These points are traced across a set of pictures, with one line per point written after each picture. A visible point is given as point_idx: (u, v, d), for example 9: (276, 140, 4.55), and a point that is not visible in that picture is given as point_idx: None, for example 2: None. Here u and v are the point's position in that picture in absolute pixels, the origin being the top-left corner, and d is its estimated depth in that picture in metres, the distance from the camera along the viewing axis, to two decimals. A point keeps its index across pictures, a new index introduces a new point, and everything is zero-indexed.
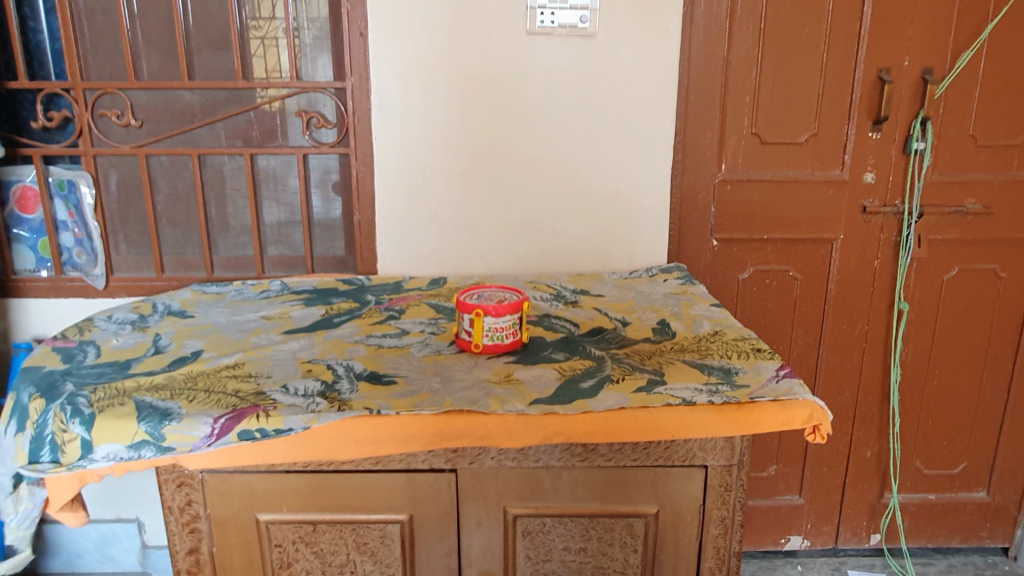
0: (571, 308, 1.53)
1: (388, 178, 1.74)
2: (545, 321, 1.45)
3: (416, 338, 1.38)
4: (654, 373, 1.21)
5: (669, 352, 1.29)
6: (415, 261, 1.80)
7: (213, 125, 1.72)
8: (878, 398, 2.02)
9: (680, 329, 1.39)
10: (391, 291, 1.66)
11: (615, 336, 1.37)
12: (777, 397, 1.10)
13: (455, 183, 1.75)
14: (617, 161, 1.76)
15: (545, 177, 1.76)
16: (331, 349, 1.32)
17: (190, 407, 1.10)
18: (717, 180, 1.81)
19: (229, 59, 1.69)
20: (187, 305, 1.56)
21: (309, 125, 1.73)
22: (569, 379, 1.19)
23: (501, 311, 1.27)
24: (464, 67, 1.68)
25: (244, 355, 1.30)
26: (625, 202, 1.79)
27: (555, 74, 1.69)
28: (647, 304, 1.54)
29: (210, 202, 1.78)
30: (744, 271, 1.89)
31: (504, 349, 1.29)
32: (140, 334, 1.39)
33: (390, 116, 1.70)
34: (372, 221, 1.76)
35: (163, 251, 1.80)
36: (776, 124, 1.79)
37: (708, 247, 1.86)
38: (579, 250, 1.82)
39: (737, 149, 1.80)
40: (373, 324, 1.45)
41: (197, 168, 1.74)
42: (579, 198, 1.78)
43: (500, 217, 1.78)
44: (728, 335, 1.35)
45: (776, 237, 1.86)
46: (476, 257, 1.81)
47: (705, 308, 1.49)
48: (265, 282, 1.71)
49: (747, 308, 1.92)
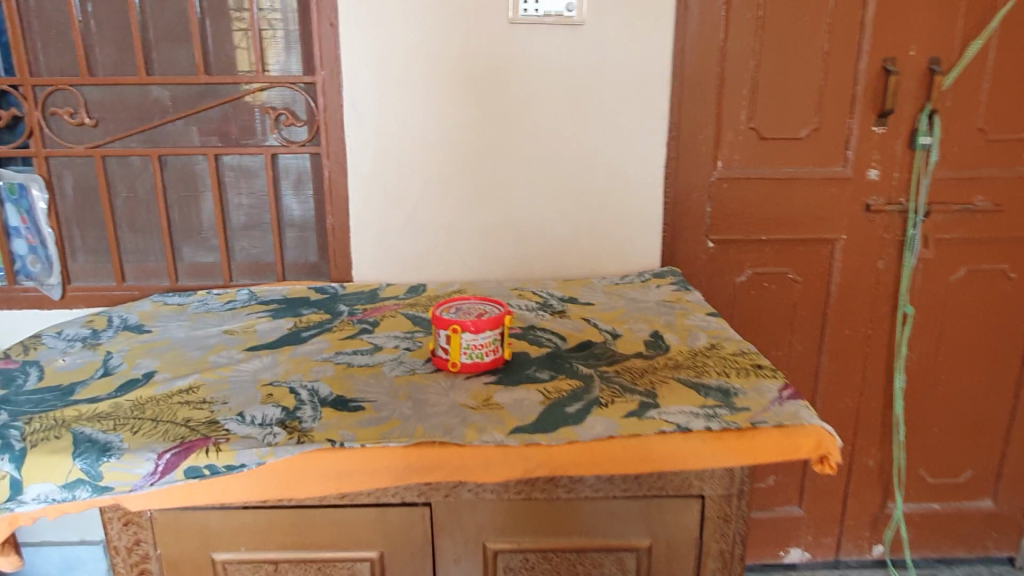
0: (558, 319, 1.42)
1: (363, 179, 1.63)
2: (530, 334, 1.34)
3: (389, 355, 1.27)
4: (646, 394, 1.10)
5: (663, 370, 1.19)
6: (392, 266, 1.69)
7: (184, 122, 1.61)
8: (882, 405, 1.92)
9: (674, 343, 1.29)
10: (366, 301, 1.55)
11: (605, 352, 1.26)
12: (780, 423, 0.99)
13: (434, 183, 1.64)
14: (607, 160, 1.66)
15: (530, 178, 1.66)
16: (296, 369, 1.22)
17: (134, 440, 1.00)
18: (712, 178, 1.71)
19: (189, 53, 1.57)
20: (146, 318, 1.46)
21: (278, 123, 1.61)
22: (554, 402, 1.08)
23: (480, 327, 1.17)
24: (442, 60, 1.56)
25: (200, 378, 1.19)
26: (615, 203, 1.69)
27: (540, 67, 1.59)
28: (638, 314, 1.44)
29: (172, 206, 1.68)
30: (741, 274, 1.79)
31: (483, 368, 1.19)
32: (90, 354, 1.29)
33: (364, 113, 1.59)
34: (345, 225, 1.66)
35: (123, 258, 1.69)
36: (774, 119, 1.69)
37: (703, 249, 1.76)
38: (566, 254, 1.71)
39: (733, 145, 1.70)
40: (344, 339, 1.35)
41: (158, 170, 1.63)
42: (566, 199, 1.68)
43: (481, 220, 1.67)
44: (725, 349, 1.24)
45: (774, 239, 1.76)
46: (457, 263, 1.70)
47: (700, 318, 1.39)
48: (231, 292, 1.60)
49: (745, 312, 1.82)
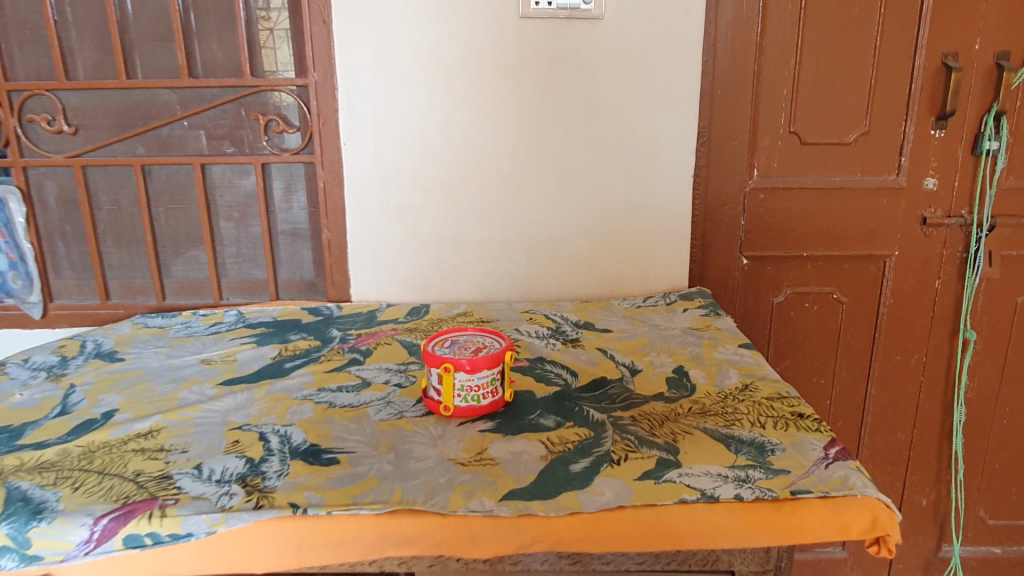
0: (570, 350, 1.27)
1: (360, 190, 1.49)
2: (537, 369, 1.19)
3: (377, 393, 1.13)
4: (666, 449, 0.95)
5: (687, 417, 1.03)
6: (394, 285, 1.56)
7: (193, 123, 1.48)
8: (937, 440, 1.73)
9: (701, 382, 1.13)
10: (361, 325, 1.42)
11: (621, 392, 1.11)
12: (826, 493, 0.83)
13: (438, 195, 1.50)
14: (629, 168, 1.49)
15: (543, 189, 1.50)
16: (271, 410, 1.08)
17: (71, 499, 0.87)
18: (748, 188, 1.54)
19: (172, 54, 1.45)
20: (121, 343, 1.34)
21: (269, 129, 1.48)
22: (557, 459, 0.93)
23: (476, 366, 1.02)
24: (446, 61, 1.42)
25: (163, 419, 1.06)
26: (639, 216, 1.52)
27: (552, 67, 1.43)
28: (661, 344, 1.27)
29: (158, 219, 1.54)
30: (779, 294, 1.62)
31: (479, 412, 1.04)
32: (51, 387, 1.17)
33: (361, 119, 1.45)
34: (342, 240, 1.52)
35: (108, 275, 1.57)
36: (817, 122, 1.51)
37: (737, 266, 1.59)
38: (584, 272, 1.55)
39: (771, 151, 1.52)
40: (330, 372, 1.21)
41: (141, 180, 1.50)
42: (583, 212, 1.52)
43: (490, 235, 1.53)
44: (760, 393, 1.08)
45: (817, 255, 1.58)
46: (464, 281, 1.56)
47: (730, 350, 1.22)
48: (218, 313, 1.48)
49: (783, 336, 1.65)
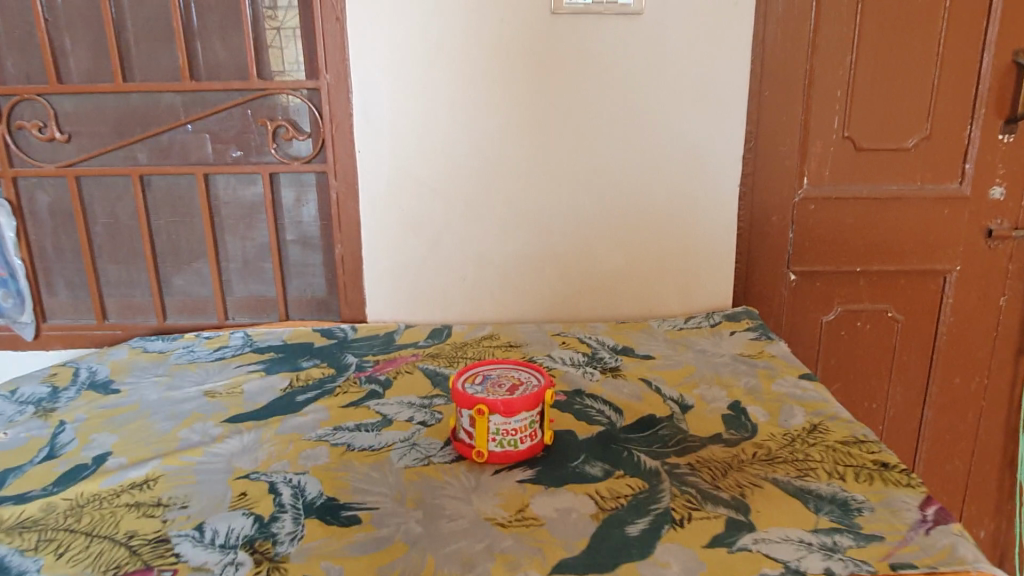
0: (611, 381, 1.15)
1: (376, 201, 1.37)
2: (576, 404, 1.07)
3: (400, 433, 1.01)
4: (734, 506, 0.83)
5: (753, 465, 0.90)
6: (414, 304, 1.44)
7: (197, 129, 1.36)
8: (998, 469, 1.61)
9: (762, 422, 1.00)
10: (378, 349, 1.30)
11: (673, 433, 0.99)
12: (933, 567, 0.71)
13: (462, 207, 1.38)
14: (670, 176, 1.37)
15: (575, 200, 1.38)
16: (282, 454, 0.96)
17: (54, 568, 0.75)
18: (797, 198, 1.41)
19: (173, 55, 1.33)
20: (118, 371, 1.23)
21: (277, 136, 1.36)
22: (611, 518, 0.81)
23: (513, 408, 0.90)
24: (470, 61, 1.30)
25: (161, 465, 0.94)
26: (679, 229, 1.40)
27: (586, 67, 1.31)
28: (710, 374, 1.15)
29: (157, 233, 1.42)
30: (829, 312, 1.49)
31: (516, 459, 0.93)
32: (38, 425, 1.06)
33: (378, 125, 1.33)
34: (356, 255, 1.41)
35: (104, 293, 1.46)
36: (874, 126, 1.38)
37: (784, 282, 1.46)
38: (618, 290, 1.43)
39: (823, 157, 1.40)
40: (346, 407, 1.09)
41: (139, 191, 1.39)
42: (618, 225, 1.39)
43: (517, 250, 1.41)
44: (832, 435, 0.96)
45: (872, 270, 1.46)
46: (488, 299, 1.44)
47: (790, 382, 1.10)
48: (223, 336, 1.36)
49: (832, 358, 1.52)
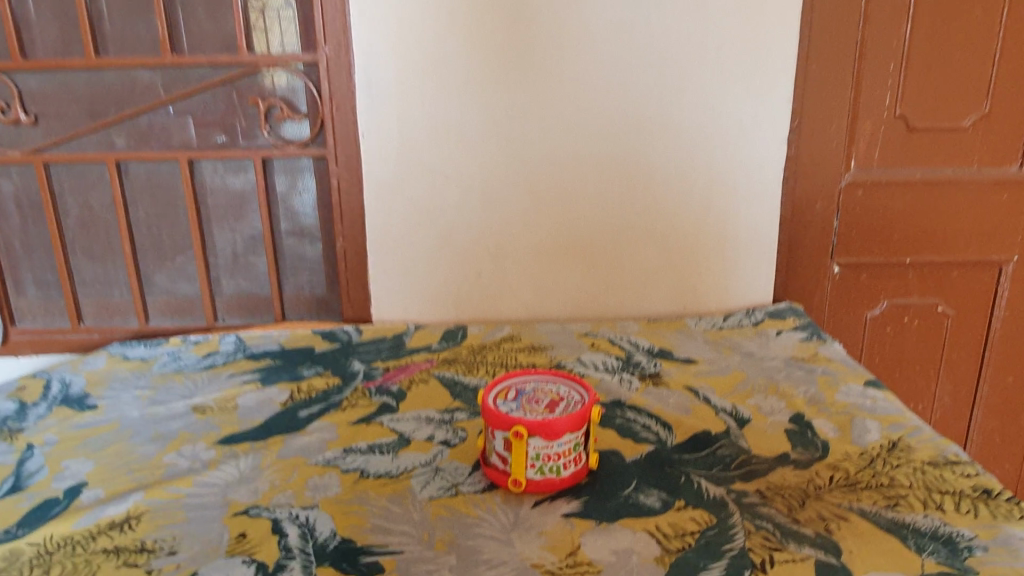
0: (652, 391, 1.02)
1: (382, 190, 1.24)
2: (617, 419, 0.95)
3: (421, 456, 0.88)
4: (822, 545, 0.71)
5: (834, 493, 0.79)
6: (424, 303, 1.31)
7: (178, 108, 1.22)
8: None
9: (832, 438, 0.88)
10: (387, 354, 1.17)
11: (734, 453, 0.87)
12: None
13: (477, 195, 1.25)
14: (706, 161, 1.24)
15: (602, 187, 1.25)
16: (286, 484, 0.83)
17: None
18: (844, 183, 1.29)
19: (152, 26, 1.19)
20: (94, 383, 1.09)
21: (270, 117, 1.22)
22: (680, 563, 0.69)
23: (556, 430, 0.78)
24: (487, 32, 1.16)
25: (144, 500, 0.81)
26: (716, 219, 1.27)
27: (616, 39, 1.17)
28: (763, 381, 1.03)
29: (137, 227, 1.28)
30: (875, 307, 1.37)
31: (558, 488, 0.80)
32: (3, 449, 0.92)
33: (384, 104, 1.19)
34: (360, 250, 1.27)
35: (79, 294, 1.31)
36: (929, 104, 1.26)
37: (828, 275, 1.34)
38: (647, 285, 1.31)
39: (872, 139, 1.27)
40: (357, 424, 0.96)
41: (116, 179, 1.24)
42: (649, 215, 1.27)
43: (538, 243, 1.28)
44: (916, 454, 0.84)
45: (922, 261, 1.34)
46: (506, 296, 1.31)
47: (856, 390, 0.98)
48: (213, 340, 1.22)
49: (877, 356, 1.41)
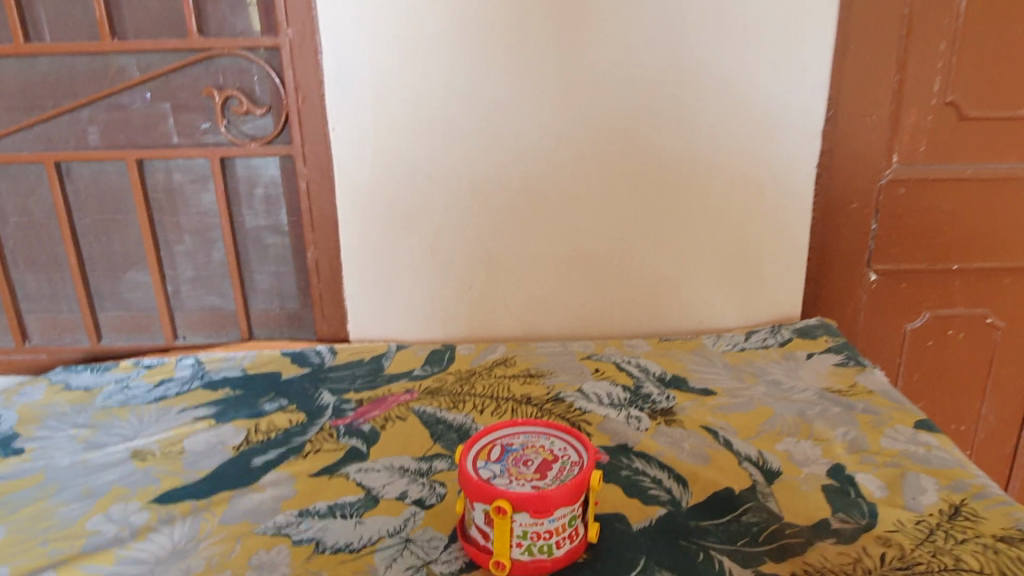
0: (665, 432, 0.88)
1: (359, 194, 1.09)
2: (623, 471, 0.81)
3: (389, 521, 0.75)
4: None
5: None
6: (407, 319, 1.17)
7: (156, 94, 1.06)
8: None
9: (880, 500, 0.74)
10: (363, 382, 1.03)
11: (762, 520, 0.72)
12: None
13: (466, 198, 1.10)
14: (729, 157, 1.08)
15: (609, 189, 1.10)
16: (225, 561, 0.70)
17: None
18: (884, 181, 1.13)
19: (89, 7, 1.03)
20: (27, 420, 0.95)
21: (227, 110, 1.07)
22: None
23: (545, 506, 0.64)
24: (477, 12, 1.00)
25: None
26: (737, 223, 1.12)
27: (625, 18, 1.01)
28: (793, 419, 0.88)
29: (83, 236, 1.14)
30: (916, 319, 1.22)
31: (549, 570, 0.66)
32: None
33: (357, 95, 1.04)
34: (334, 260, 1.13)
35: (24, 310, 1.18)
36: (984, 89, 1.10)
37: (863, 284, 1.19)
38: (660, 297, 1.16)
39: (919, 129, 1.11)
40: (318, 476, 0.82)
41: (57, 183, 1.10)
42: (663, 218, 1.11)
43: (538, 252, 1.13)
44: (985, 524, 0.69)
45: (971, 267, 1.19)
46: (500, 311, 1.17)
47: (905, 434, 0.83)
48: (168, 365, 1.09)
49: (917, 372, 1.25)
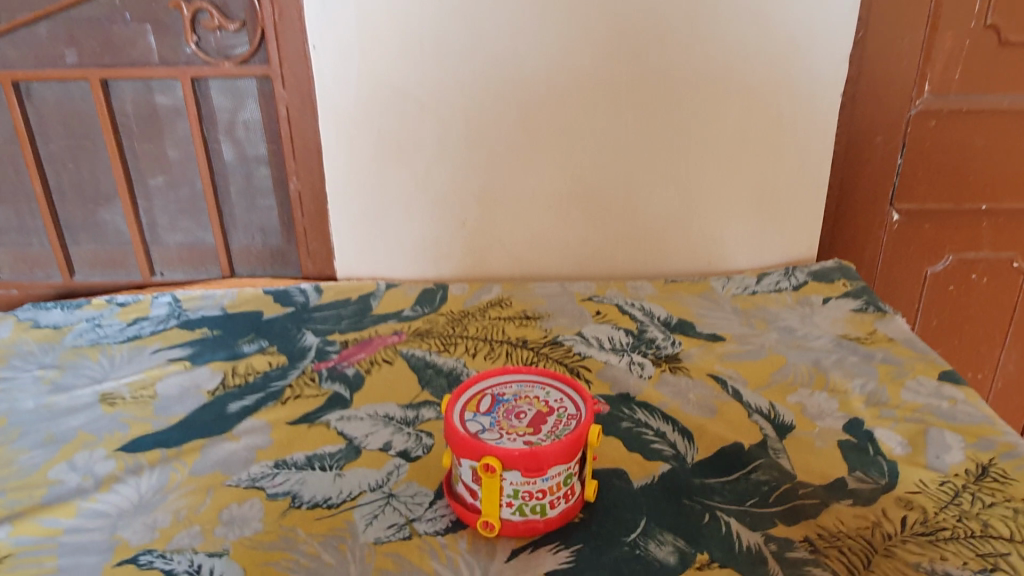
0: (669, 380, 0.82)
1: (343, 121, 1.01)
2: (624, 423, 0.75)
3: (371, 474, 0.69)
4: None
5: (909, 547, 0.59)
6: (398, 256, 1.10)
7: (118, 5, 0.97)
8: None
9: (901, 459, 0.68)
10: (349, 323, 0.97)
11: (774, 479, 0.67)
12: None
13: (459, 126, 1.01)
14: (745, 83, 0.99)
15: (614, 118, 1.01)
16: (194, 516, 0.65)
17: None
18: (913, 112, 1.04)
19: None
20: None
21: (197, 25, 0.98)
22: None
23: (538, 464, 0.58)
24: None
25: (8, 538, 0.63)
26: (751, 157, 1.04)
27: None
28: (807, 369, 0.82)
29: (49, 165, 1.06)
30: (939, 263, 1.14)
31: (542, 531, 0.61)
32: None
33: (339, 9, 0.95)
34: (318, 193, 1.05)
35: None
36: None
37: (884, 225, 1.11)
38: (666, 236, 1.09)
39: (954, 55, 1.01)
40: (297, 424, 0.77)
41: (16, 105, 1.01)
42: (672, 150, 1.03)
43: (536, 185, 1.05)
44: (1016, 487, 0.64)
45: (1000, 208, 1.11)
46: (496, 249, 1.09)
47: (929, 387, 0.77)
48: (143, 302, 1.03)
49: (935, 318, 1.19)
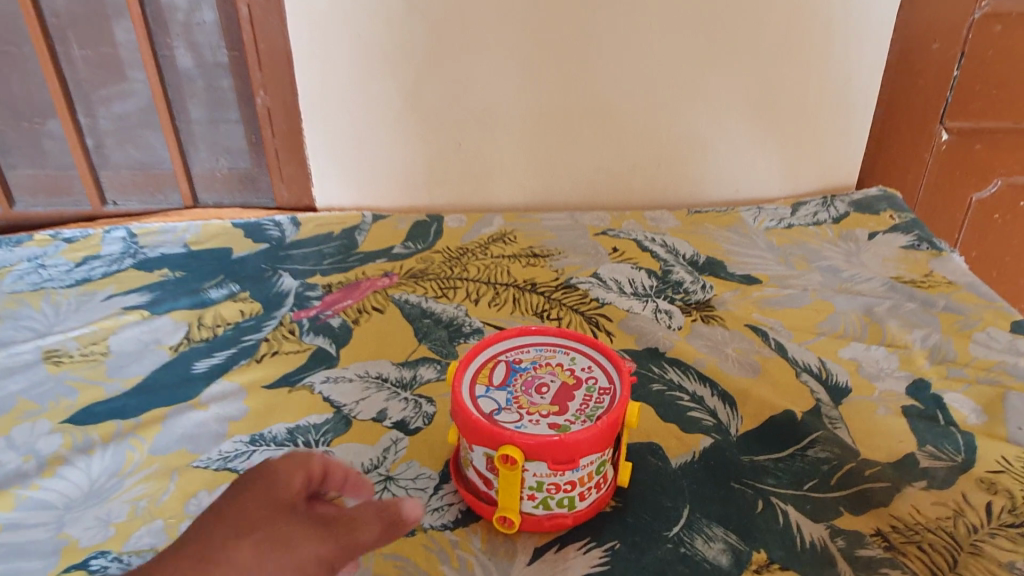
0: (702, 331, 0.72)
1: (315, 23, 0.85)
2: (655, 386, 0.65)
3: (365, 451, 0.59)
4: None
5: (1000, 542, 0.50)
6: (385, 183, 0.97)
7: None
8: None
9: (978, 430, 0.59)
10: (331, 261, 0.85)
11: (834, 455, 0.58)
12: None
13: (453, 31, 0.86)
14: None
15: (636, 22, 0.87)
16: (155, 507, 0.55)
17: None
18: (977, 15, 0.90)
19: None
20: None
21: None
22: None
23: (568, 455, 0.48)
24: None
25: None
26: (788, 68, 0.90)
27: None
28: (859, 319, 0.72)
29: None
30: (986, 188, 1.03)
31: (569, 525, 0.52)
32: None
33: None
34: (290, 110, 0.91)
35: None
36: None
37: (932, 146, 0.99)
38: (690, 160, 0.96)
39: None
40: (275, 388, 0.66)
41: None
42: (701, 61, 0.89)
43: (544, 101, 0.91)
44: None
45: None
46: (498, 175, 0.96)
47: (1001, 341, 0.68)
48: (94, 238, 0.89)
49: (977, 247, 1.09)
